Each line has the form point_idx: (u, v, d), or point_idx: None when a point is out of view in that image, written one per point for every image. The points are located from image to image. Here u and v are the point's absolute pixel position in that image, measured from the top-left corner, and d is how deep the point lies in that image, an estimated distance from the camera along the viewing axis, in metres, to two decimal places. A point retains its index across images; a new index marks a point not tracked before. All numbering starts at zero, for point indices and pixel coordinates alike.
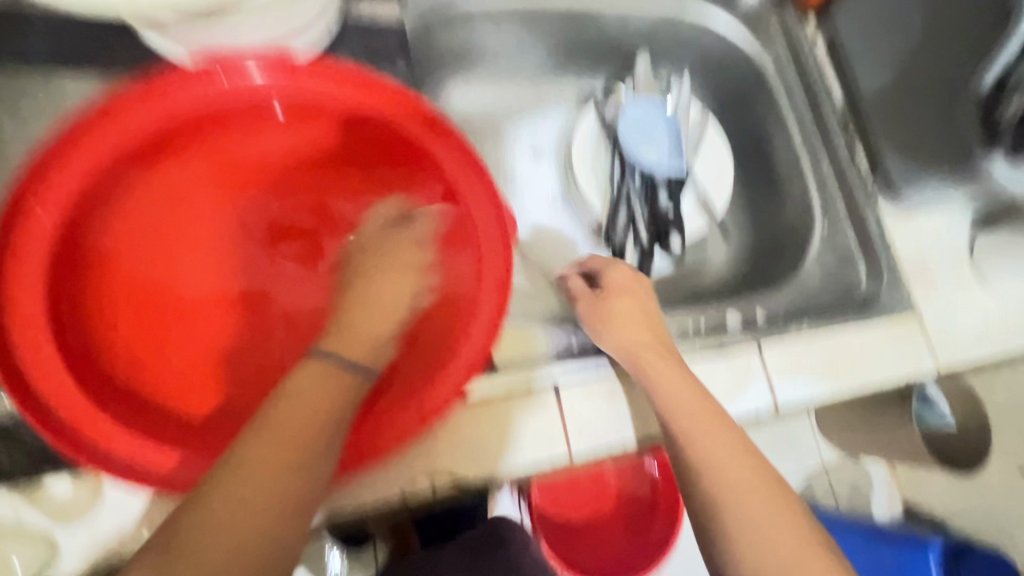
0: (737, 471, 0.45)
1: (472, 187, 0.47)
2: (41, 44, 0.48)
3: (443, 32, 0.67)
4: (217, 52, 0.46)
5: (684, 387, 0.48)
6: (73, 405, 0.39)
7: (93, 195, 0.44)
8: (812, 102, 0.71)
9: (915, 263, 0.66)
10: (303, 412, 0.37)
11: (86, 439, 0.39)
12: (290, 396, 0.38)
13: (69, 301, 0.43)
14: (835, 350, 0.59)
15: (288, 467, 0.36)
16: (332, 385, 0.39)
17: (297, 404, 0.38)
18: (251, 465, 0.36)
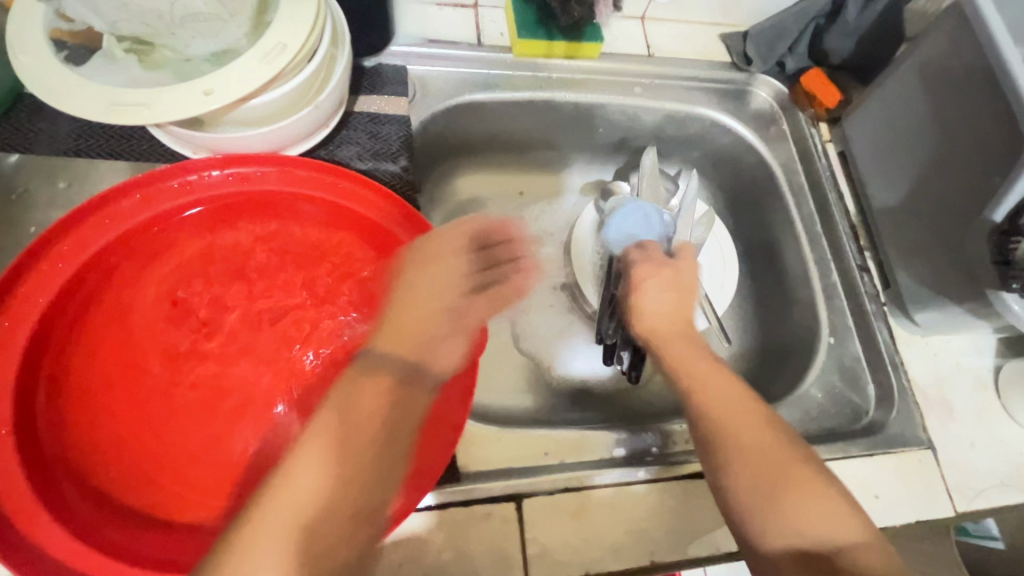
0: (742, 412, 0.45)
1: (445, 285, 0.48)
2: (68, 130, 0.52)
3: (450, 125, 0.69)
4: (221, 149, 0.49)
5: (692, 351, 0.51)
6: (17, 502, 0.38)
7: (78, 279, 0.44)
8: (823, 209, 0.69)
9: (934, 389, 0.61)
10: (355, 411, 0.41)
11: (21, 537, 0.37)
12: (347, 392, 0.42)
13: (35, 390, 0.41)
14: (835, 483, 0.55)
15: (343, 466, 0.39)
16: (374, 383, 0.43)
17: (345, 410, 0.41)
18: (314, 458, 0.39)
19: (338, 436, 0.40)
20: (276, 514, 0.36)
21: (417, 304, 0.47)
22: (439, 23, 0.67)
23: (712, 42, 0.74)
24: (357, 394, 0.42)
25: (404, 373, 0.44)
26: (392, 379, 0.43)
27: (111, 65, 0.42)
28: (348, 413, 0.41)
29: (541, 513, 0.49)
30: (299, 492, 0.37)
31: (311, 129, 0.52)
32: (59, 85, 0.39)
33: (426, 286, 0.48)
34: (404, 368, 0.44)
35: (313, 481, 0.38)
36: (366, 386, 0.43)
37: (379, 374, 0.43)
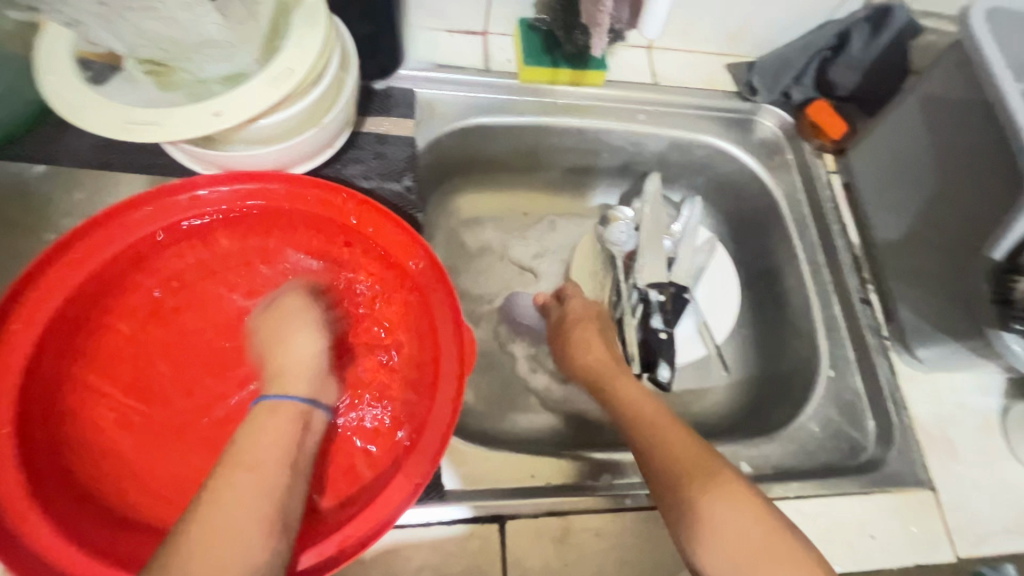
0: (690, 445, 0.46)
1: (441, 307, 0.48)
2: (90, 145, 0.55)
3: (455, 146, 0.70)
4: (231, 165, 0.51)
5: (638, 390, 0.53)
6: (12, 497, 0.39)
7: (88, 285, 0.46)
8: (826, 239, 0.69)
9: (936, 428, 0.60)
10: (264, 441, 0.37)
11: (14, 532, 0.38)
12: (251, 433, 0.38)
13: (40, 389, 0.43)
14: (830, 520, 0.54)
15: (274, 496, 0.35)
16: (279, 413, 0.40)
17: (266, 448, 0.37)
18: (242, 491, 0.35)
19: (258, 470, 0.36)
20: (213, 527, 0.33)
21: (304, 351, 0.44)
22: (449, 48, 0.69)
23: (717, 71, 0.75)
24: (264, 431, 0.38)
25: (302, 410, 0.41)
26: (295, 412, 0.40)
27: (130, 86, 0.45)
28: (258, 451, 0.37)
29: (524, 535, 0.48)
30: (230, 525, 0.33)
31: (319, 148, 0.54)
32: (79, 104, 0.42)
33: (295, 331, 0.45)
34: (302, 404, 0.41)
35: (244, 514, 0.34)
36: (277, 417, 0.40)
37: (285, 405, 0.40)
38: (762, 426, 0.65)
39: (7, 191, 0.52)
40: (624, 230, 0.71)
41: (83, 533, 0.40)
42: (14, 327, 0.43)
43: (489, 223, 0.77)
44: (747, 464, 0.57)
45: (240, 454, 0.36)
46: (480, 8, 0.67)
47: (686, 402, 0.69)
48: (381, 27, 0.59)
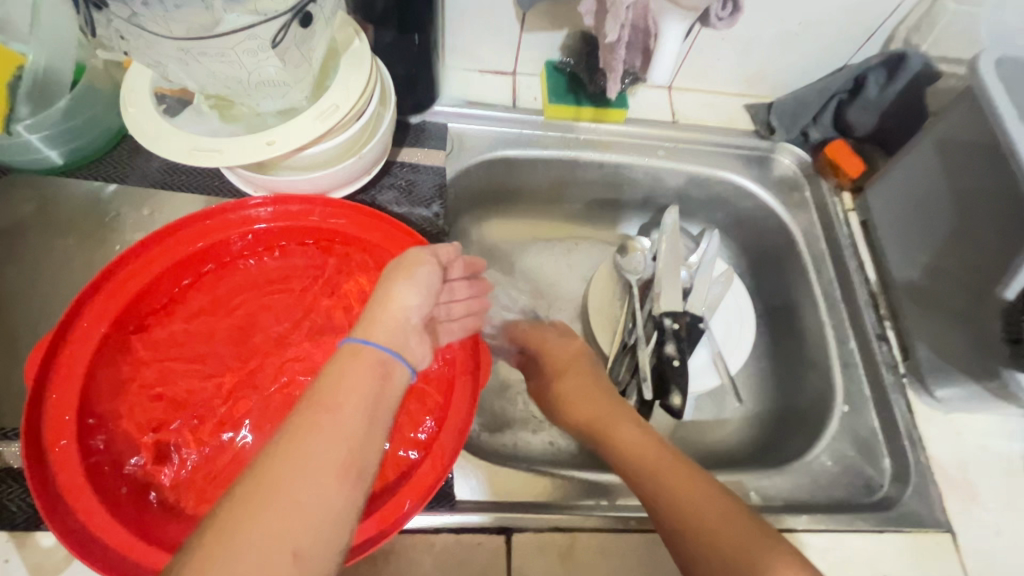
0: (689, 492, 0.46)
1: (461, 331, 0.52)
2: (158, 168, 0.61)
3: (482, 176, 0.74)
4: (278, 187, 0.56)
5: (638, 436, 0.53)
6: (68, 477, 0.43)
7: (148, 289, 0.51)
8: (842, 276, 0.70)
9: (956, 470, 0.59)
10: (344, 387, 0.38)
11: (65, 506, 0.42)
12: (334, 377, 0.38)
13: (99, 382, 0.48)
14: (840, 557, 0.53)
15: (348, 443, 0.36)
16: (356, 363, 0.40)
17: (347, 389, 0.38)
18: (318, 433, 0.35)
19: (338, 413, 0.36)
20: (300, 461, 0.34)
21: (402, 302, 0.45)
22: (480, 88, 0.75)
23: (736, 111, 0.78)
24: (347, 375, 0.39)
25: (383, 359, 0.41)
26: (377, 359, 0.40)
27: (197, 117, 0.51)
28: (339, 395, 0.37)
29: (531, 547, 0.50)
30: (303, 469, 0.34)
31: (358, 176, 0.60)
32: (155, 132, 0.48)
33: (407, 289, 0.46)
34: (383, 354, 0.41)
35: (320, 461, 0.34)
36: (363, 364, 0.40)
37: (368, 353, 0.41)
38: (774, 460, 0.65)
39: (84, 206, 0.59)
40: (643, 259, 0.75)
41: (126, 513, 0.44)
42: (79, 323, 0.48)
43: (512, 249, 0.80)
44: (756, 496, 0.57)
45: (320, 399, 0.37)
46: (510, 51, 0.73)
47: (700, 431, 0.70)
48: (419, 69, 0.64)
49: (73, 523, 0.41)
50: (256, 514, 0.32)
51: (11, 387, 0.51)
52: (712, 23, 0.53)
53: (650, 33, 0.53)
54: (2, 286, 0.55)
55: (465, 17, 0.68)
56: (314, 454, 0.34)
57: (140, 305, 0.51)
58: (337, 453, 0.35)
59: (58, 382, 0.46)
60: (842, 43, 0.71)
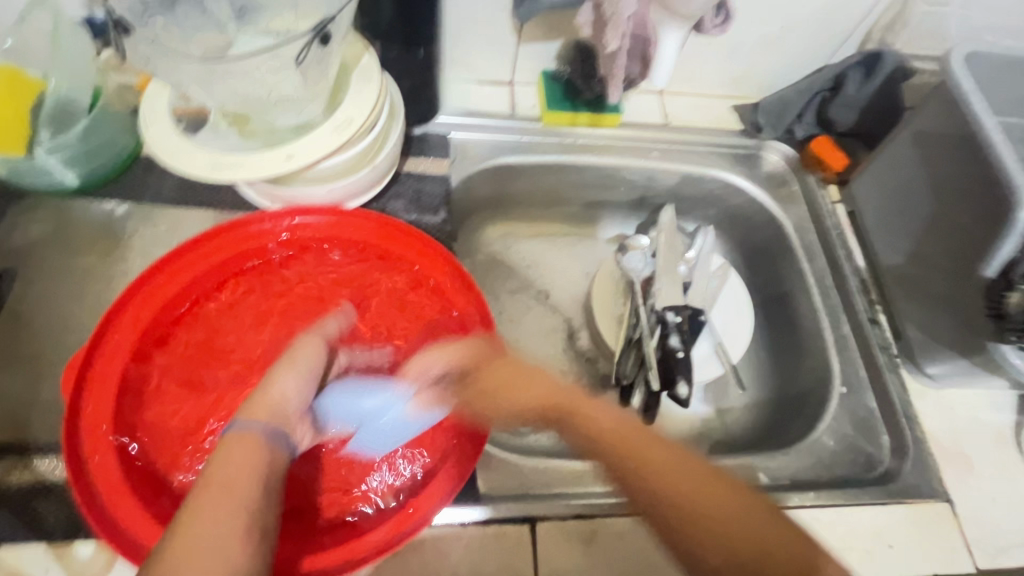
0: (756, 523, 0.38)
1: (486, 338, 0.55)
2: (172, 187, 0.63)
3: (485, 183, 0.77)
4: (297, 200, 0.59)
5: (669, 460, 0.40)
6: (108, 479, 0.45)
7: (180, 297, 0.54)
8: (833, 264, 0.73)
9: (950, 442, 0.62)
10: (228, 465, 0.37)
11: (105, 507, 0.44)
12: (218, 461, 0.37)
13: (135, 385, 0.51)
14: (847, 529, 0.56)
15: (244, 517, 0.34)
16: (238, 444, 0.39)
17: (233, 467, 0.37)
18: (205, 515, 0.33)
19: (227, 490, 0.35)
20: (190, 546, 0.32)
21: (284, 391, 0.46)
22: (479, 98, 0.78)
23: (724, 112, 0.82)
24: (230, 458, 0.38)
25: (266, 436, 0.41)
26: (258, 438, 0.40)
27: (215, 134, 0.53)
28: (223, 474, 0.37)
29: (555, 534, 0.52)
30: (191, 554, 0.31)
31: (369, 187, 0.62)
32: (177, 151, 0.50)
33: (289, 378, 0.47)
34: (265, 431, 0.41)
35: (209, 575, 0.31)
36: (240, 452, 0.39)
37: (246, 436, 0.40)
38: (779, 442, 0.67)
39: (100, 225, 0.60)
40: (642, 257, 0.77)
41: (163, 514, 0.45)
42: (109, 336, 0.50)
43: (514, 253, 0.83)
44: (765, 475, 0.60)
45: (204, 482, 0.36)
46: (507, 62, 0.76)
47: (706, 421, 0.72)
48: (422, 81, 0.67)
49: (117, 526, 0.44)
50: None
51: (42, 404, 0.52)
52: (707, 30, 0.56)
53: (647, 41, 0.56)
54: (25, 307, 0.56)
55: (464, 30, 0.71)
56: (202, 537, 0.32)
57: (172, 312, 0.54)
58: (234, 532, 0.33)
59: (92, 392, 0.48)
60: (820, 44, 0.75)
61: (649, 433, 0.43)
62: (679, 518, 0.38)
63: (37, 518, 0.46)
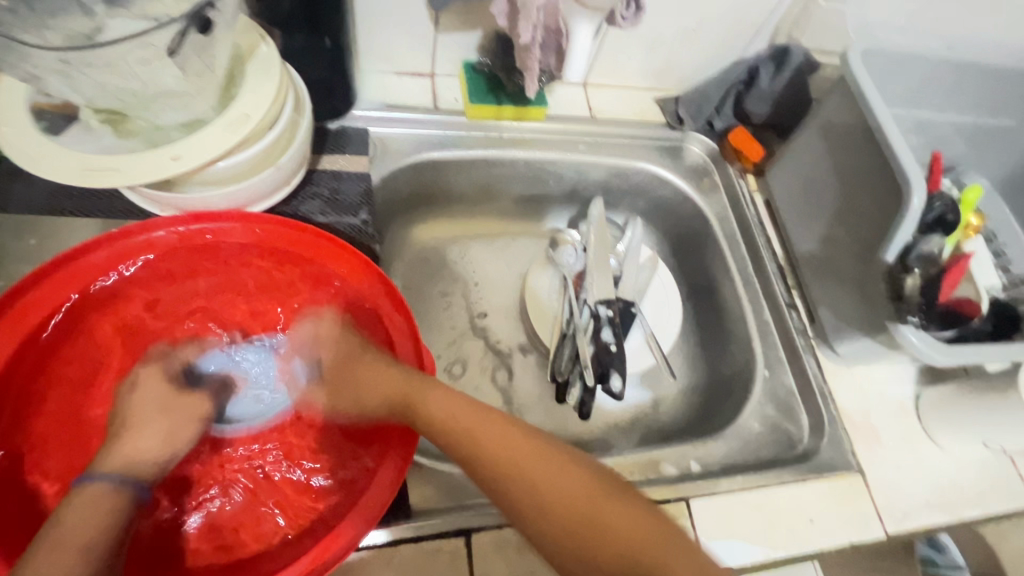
0: (556, 477, 0.40)
1: (403, 346, 0.53)
2: (44, 193, 0.55)
3: (410, 179, 0.73)
4: (188, 207, 0.53)
5: (498, 432, 0.43)
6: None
7: (62, 323, 0.50)
8: (753, 252, 0.75)
9: (860, 417, 0.66)
10: (73, 520, 0.41)
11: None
12: (59, 518, 0.41)
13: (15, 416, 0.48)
14: (772, 509, 0.58)
15: (70, 552, 0.39)
16: (87, 499, 0.42)
17: (74, 519, 0.41)
18: (49, 550, 0.39)
19: (64, 539, 0.39)
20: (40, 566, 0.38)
21: (147, 438, 0.49)
22: (399, 90, 0.74)
23: (648, 104, 0.82)
24: (76, 512, 0.41)
25: (117, 489, 0.44)
26: (108, 492, 0.44)
27: (87, 134, 0.47)
28: (71, 527, 0.40)
29: (491, 544, 0.50)
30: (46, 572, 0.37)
31: (279, 189, 0.57)
32: (38, 155, 0.44)
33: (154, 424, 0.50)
34: (112, 486, 0.44)
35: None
36: (90, 500, 0.43)
37: (94, 487, 0.43)
38: (709, 428, 0.69)
39: None
40: (573, 252, 0.78)
41: None
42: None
43: (445, 251, 0.80)
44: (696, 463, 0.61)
45: (48, 533, 0.40)
46: (426, 52, 0.72)
47: (640, 410, 0.73)
48: (332, 72, 0.62)
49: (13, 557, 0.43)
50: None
51: None
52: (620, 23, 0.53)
53: (562, 33, 0.55)
54: None
55: (376, 19, 0.67)
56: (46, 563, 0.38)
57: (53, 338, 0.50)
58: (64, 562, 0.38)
59: None
60: (735, 38, 0.77)
61: (479, 413, 0.45)
62: (498, 480, 0.41)
63: None
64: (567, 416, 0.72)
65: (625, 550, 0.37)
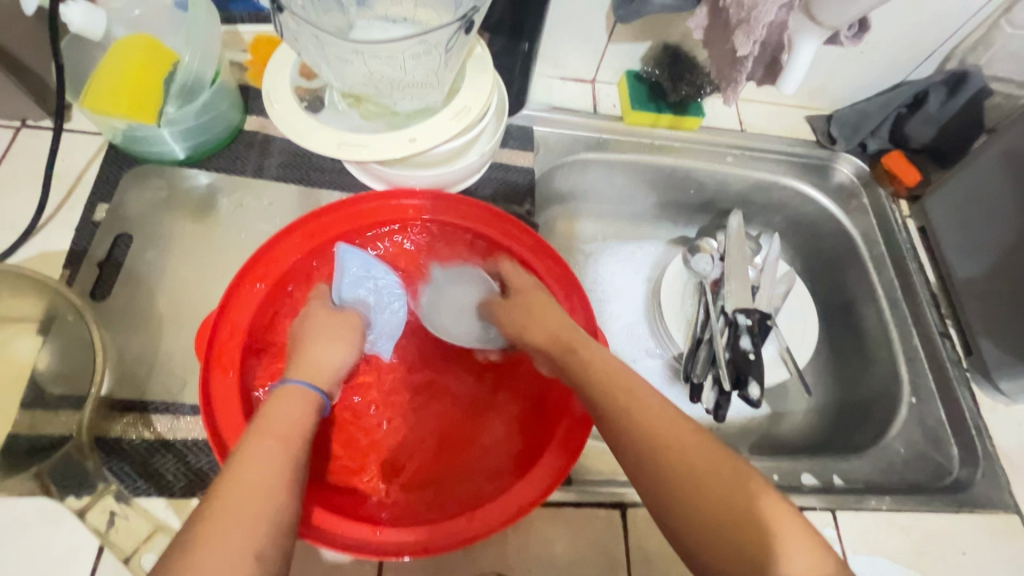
0: (699, 458, 0.40)
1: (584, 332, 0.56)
2: (275, 161, 0.64)
3: (562, 178, 0.79)
4: (401, 181, 0.61)
5: (643, 401, 0.44)
6: (223, 410, 0.48)
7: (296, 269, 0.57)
8: (903, 277, 0.74)
9: (1018, 456, 0.64)
10: (287, 415, 0.44)
11: (226, 442, 0.47)
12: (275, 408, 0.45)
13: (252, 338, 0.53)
14: (920, 533, 0.58)
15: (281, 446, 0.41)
16: (295, 399, 0.47)
17: (283, 413, 0.45)
18: (264, 438, 0.41)
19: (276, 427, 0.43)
20: (255, 449, 0.40)
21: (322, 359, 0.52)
22: (562, 94, 0.79)
23: (798, 121, 0.83)
24: (286, 406, 0.45)
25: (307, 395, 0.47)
26: (302, 397, 0.47)
27: (338, 114, 0.55)
28: (278, 419, 0.44)
29: (645, 520, 0.53)
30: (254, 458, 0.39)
31: (470, 173, 0.63)
32: (303, 127, 0.52)
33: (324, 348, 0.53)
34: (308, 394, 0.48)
35: (262, 474, 0.38)
36: (293, 398, 0.46)
37: (295, 390, 0.47)
38: (847, 447, 0.69)
39: (204, 194, 0.61)
40: (710, 261, 0.80)
41: None
42: (254, 284, 0.53)
43: (582, 247, 0.84)
44: (838, 479, 0.61)
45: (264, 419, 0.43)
46: (594, 61, 0.77)
47: (767, 420, 0.75)
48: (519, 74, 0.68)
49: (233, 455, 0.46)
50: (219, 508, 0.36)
51: (156, 357, 0.53)
52: (841, 43, 0.55)
53: (783, 46, 0.54)
54: (137, 267, 0.57)
55: (557, 28, 0.73)
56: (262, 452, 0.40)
57: (286, 280, 0.57)
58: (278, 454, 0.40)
59: (220, 346, 0.50)
60: (902, 62, 0.77)
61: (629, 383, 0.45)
62: (631, 443, 0.42)
63: (156, 473, 0.47)
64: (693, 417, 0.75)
65: (755, 540, 0.35)
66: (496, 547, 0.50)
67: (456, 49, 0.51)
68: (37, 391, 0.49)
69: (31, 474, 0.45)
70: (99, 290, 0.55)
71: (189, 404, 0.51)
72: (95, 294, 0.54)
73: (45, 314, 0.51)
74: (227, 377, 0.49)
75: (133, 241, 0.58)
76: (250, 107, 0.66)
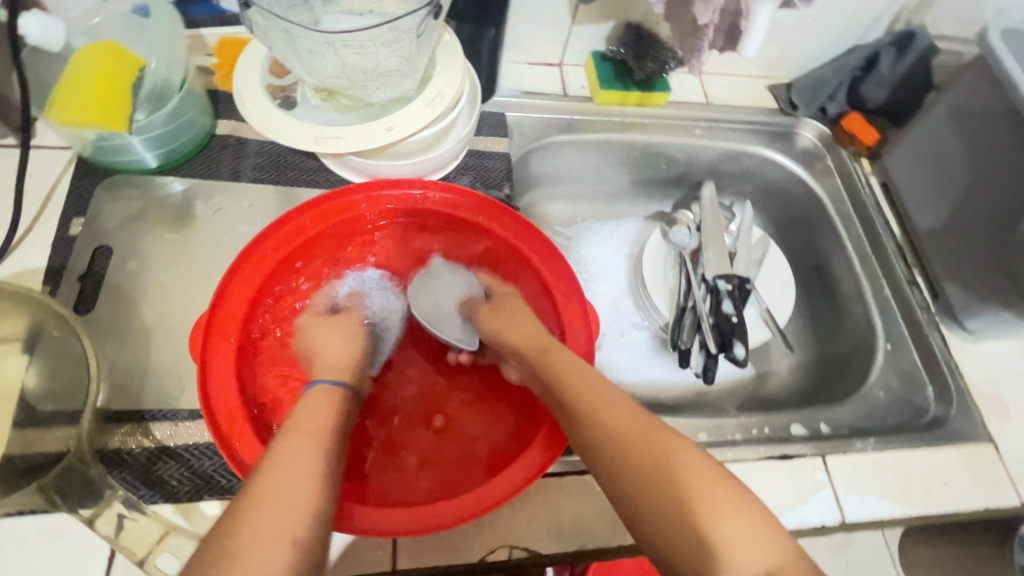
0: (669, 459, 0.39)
1: (569, 300, 0.58)
2: (252, 163, 0.63)
3: (538, 162, 0.80)
4: (379, 173, 0.62)
5: (613, 402, 0.45)
6: (225, 409, 0.48)
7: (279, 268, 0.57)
8: (870, 231, 0.78)
9: (987, 390, 0.68)
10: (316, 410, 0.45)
11: (232, 442, 0.47)
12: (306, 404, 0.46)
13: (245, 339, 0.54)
14: (903, 470, 0.61)
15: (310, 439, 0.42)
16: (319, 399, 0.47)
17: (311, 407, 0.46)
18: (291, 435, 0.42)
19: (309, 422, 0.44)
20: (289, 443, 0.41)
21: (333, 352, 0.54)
22: (531, 78, 0.80)
23: (760, 91, 0.86)
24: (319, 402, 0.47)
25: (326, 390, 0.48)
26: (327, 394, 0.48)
27: (313, 108, 0.55)
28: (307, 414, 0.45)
29: None
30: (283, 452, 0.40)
31: (448, 161, 0.64)
32: (278, 125, 0.53)
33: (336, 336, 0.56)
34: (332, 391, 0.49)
35: (296, 465, 0.39)
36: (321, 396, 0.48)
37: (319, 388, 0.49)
38: (829, 398, 0.72)
39: (181, 201, 0.61)
40: (687, 232, 0.81)
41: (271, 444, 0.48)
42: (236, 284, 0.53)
43: (563, 230, 0.86)
44: (823, 427, 0.64)
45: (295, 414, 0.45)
46: (560, 44, 0.78)
47: (753, 380, 0.78)
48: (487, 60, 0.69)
49: (239, 454, 0.46)
50: (257, 508, 0.36)
51: (148, 367, 0.52)
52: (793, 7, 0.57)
53: (741, 14, 0.56)
54: (120, 278, 0.56)
55: (522, 13, 0.74)
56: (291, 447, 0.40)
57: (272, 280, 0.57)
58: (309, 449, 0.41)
59: (215, 347, 0.50)
60: (853, 26, 0.80)
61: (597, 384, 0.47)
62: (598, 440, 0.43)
63: (160, 480, 0.47)
64: (683, 383, 0.77)
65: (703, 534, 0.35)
66: (506, 521, 0.52)
67: (426, 37, 0.52)
68: (28, 410, 0.48)
69: (34, 489, 0.44)
70: (82, 304, 0.54)
71: (186, 410, 0.51)
72: (79, 309, 0.54)
73: (28, 332, 0.50)
74: (225, 377, 0.49)
75: (113, 253, 0.57)
76: (220, 111, 0.65)
